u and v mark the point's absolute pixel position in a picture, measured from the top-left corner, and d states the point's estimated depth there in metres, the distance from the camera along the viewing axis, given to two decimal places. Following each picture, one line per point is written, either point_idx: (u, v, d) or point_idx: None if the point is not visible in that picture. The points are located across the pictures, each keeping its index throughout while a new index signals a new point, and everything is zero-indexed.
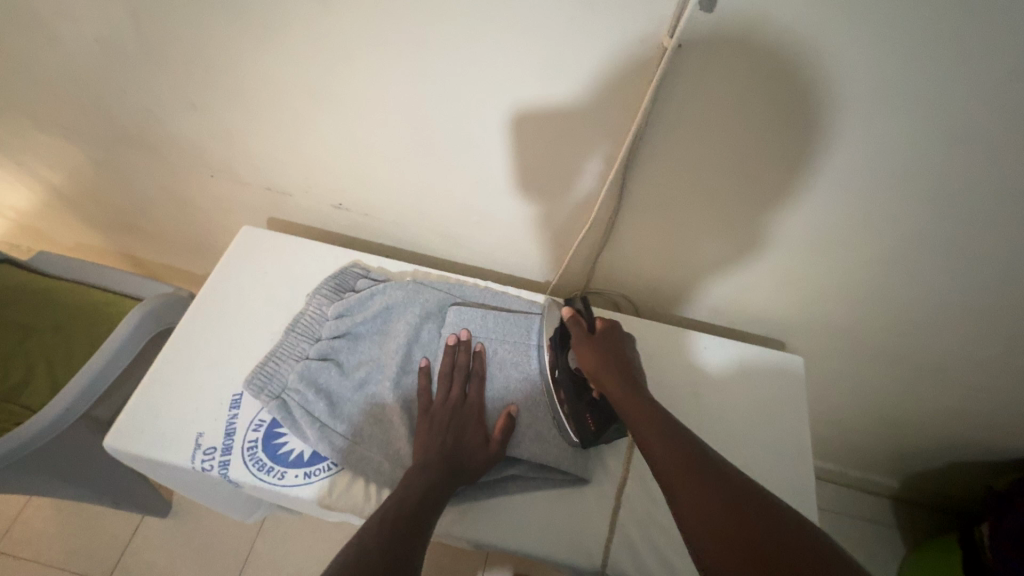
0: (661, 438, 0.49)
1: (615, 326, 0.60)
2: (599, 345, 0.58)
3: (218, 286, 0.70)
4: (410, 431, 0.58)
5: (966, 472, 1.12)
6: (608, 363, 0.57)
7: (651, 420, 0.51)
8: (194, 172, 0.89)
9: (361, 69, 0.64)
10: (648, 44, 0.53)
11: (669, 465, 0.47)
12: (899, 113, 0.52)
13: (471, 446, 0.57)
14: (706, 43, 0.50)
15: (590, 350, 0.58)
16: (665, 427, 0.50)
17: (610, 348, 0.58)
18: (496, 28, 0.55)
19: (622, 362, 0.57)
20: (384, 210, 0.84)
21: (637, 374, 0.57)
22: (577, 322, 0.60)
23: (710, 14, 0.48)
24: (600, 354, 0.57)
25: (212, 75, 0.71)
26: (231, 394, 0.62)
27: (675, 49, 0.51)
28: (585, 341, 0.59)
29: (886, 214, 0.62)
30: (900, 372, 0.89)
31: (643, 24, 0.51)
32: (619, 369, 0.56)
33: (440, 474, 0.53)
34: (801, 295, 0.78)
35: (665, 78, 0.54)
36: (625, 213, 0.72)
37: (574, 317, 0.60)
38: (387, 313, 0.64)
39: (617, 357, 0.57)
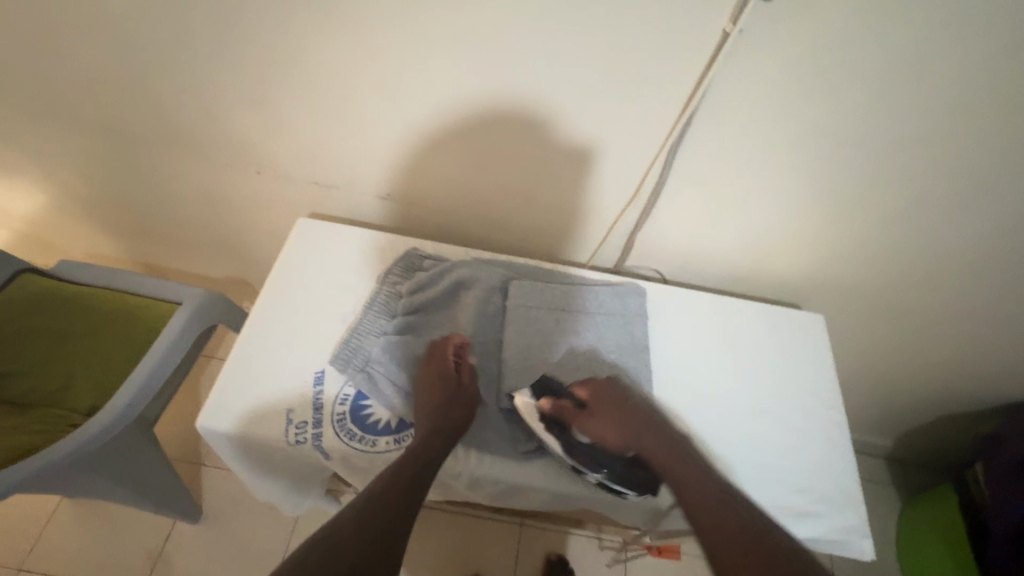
0: (701, 502, 0.55)
1: (597, 387, 0.63)
2: (601, 415, 0.62)
3: (284, 273, 0.74)
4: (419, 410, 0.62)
5: (956, 424, 1.22)
6: (623, 431, 0.61)
7: (685, 480, 0.57)
8: (239, 169, 0.91)
9: (426, 64, 0.67)
10: (709, 32, 0.58)
11: (713, 532, 0.52)
12: (918, 88, 0.60)
13: (457, 422, 0.59)
14: (759, 29, 0.57)
15: (599, 426, 0.61)
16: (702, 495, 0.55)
17: (609, 415, 0.62)
18: (566, 22, 0.59)
19: (635, 423, 0.62)
20: (430, 199, 0.88)
21: (652, 427, 0.62)
22: (561, 406, 0.61)
23: (769, 3, 0.54)
24: (609, 425, 0.61)
25: (274, 74, 0.73)
26: (312, 372, 0.66)
27: (734, 34, 0.57)
28: (588, 420, 0.61)
29: (900, 181, 0.71)
30: (902, 330, 0.98)
31: (707, 13, 0.56)
32: (635, 431, 0.61)
33: (411, 474, 0.54)
34: (818, 260, 0.86)
35: (720, 63, 0.60)
36: (664, 192, 0.78)
37: (557, 402, 0.61)
38: (455, 289, 0.68)
39: (625, 420, 0.62)
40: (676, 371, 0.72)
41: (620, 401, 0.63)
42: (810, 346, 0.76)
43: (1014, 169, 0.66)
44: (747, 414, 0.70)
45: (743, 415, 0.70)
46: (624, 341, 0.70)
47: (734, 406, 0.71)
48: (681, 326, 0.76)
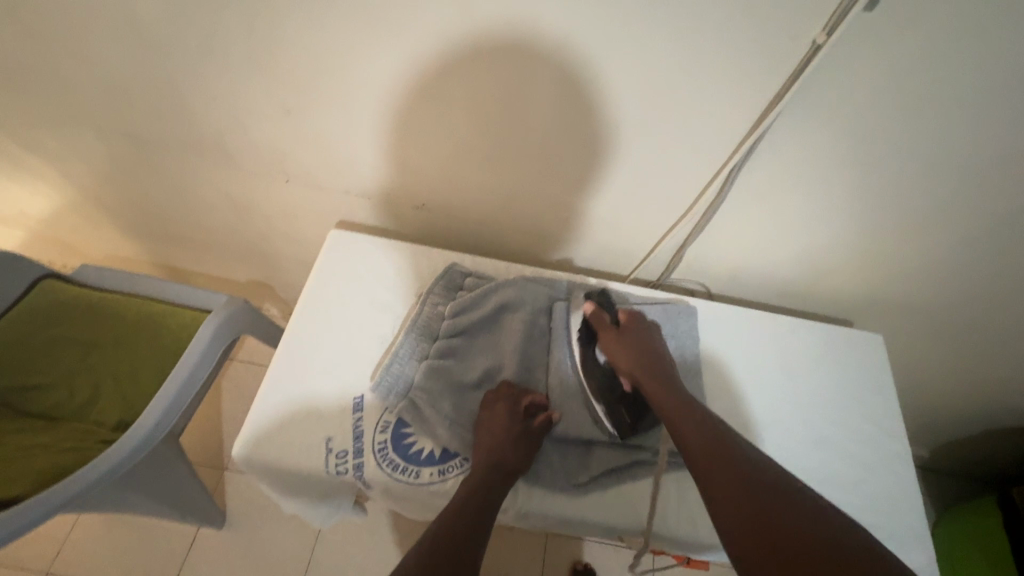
0: (692, 423, 0.52)
1: (637, 318, 0.64)
2: (626, 341, 0.62)
3: (318, 290, 0.70)
4: (468, 443, 0.59)
5: (1001, 441, 1.18)
6: (640, 359, 0.59)
7: (678, 409, 0.54)
8: (270, 176, 0.87)
9: (477, 74, 0.63)
10: (797, 43, 0.53)
11: (696, 447, 0.50)
12: (1019, 104, 0.55)
13: (513, 455, 0.56)
14: (850, 40, 0.52)
15: (617, 344, 0.61)
16: (696, 420, 0.52)
17: (635, 343, 0.61)
18: (639, 30, 0.55)
19: (649, 354, 0.60)
20: (468, 209, 0.85)
21: (664, 366, 0.60)
22: (600, 316, 0.64)
23: (869, 14, 0.50)
24: (625, 346, 0.61)
25: (314, 82, 0.69)
26: (351, 397, 0.63)
27: (826, 47, 0.52)
28: (612, 336, 0.62)
29: (984, 201, 0.66)
30: (957, 348, 0.93)
31: (796, 23, 0.51)
32: (646, 361, 0.59)
33: (473, 513, 0.50)
34: (878, 278, 0.81)
35: (802, 74, 0.56)
36: (722, 206, 0.73)
37: (598, 312, 0.64)
38: (501, 310, 0.65)
39: (643, 349, 0.61)
40: (731, 395, 0.69)
41: (647, 335, 0.62)
42: (872, 371, 0.72)
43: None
44: (807, 442, 0.67)
45: (803, 445, 0.66)
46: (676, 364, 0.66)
47: (794, 435, 0.67)
48: (734, 347, 0.72)
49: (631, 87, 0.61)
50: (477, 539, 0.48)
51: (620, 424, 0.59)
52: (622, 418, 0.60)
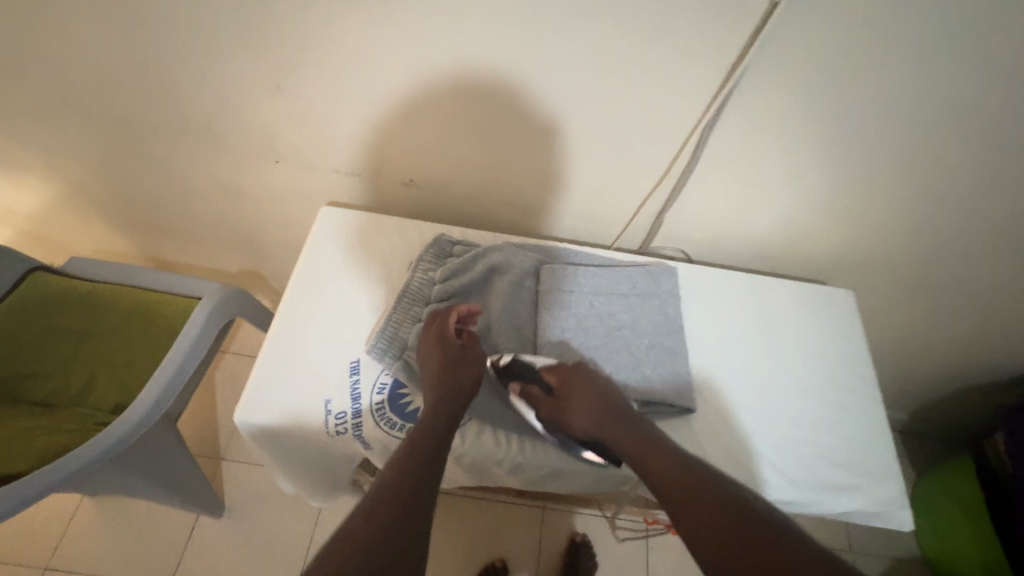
0: (661, 466, 0.52)
1: (565, 373, 0.60)
2: (568, 405, 0.59)
3: (311, 264, 0.73)
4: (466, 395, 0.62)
5: (973, 397, 1.24)
6: (594, 416, 0.58)
7: (650, 454, 0.53)
8: (257, 161, 0.89)
9: (452, 50, 0.66)
10: (755, 6, 0.56)
11: (671, 493, 0.50)
12: (956, 61, 0.59)
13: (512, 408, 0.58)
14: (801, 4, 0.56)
15: (565, 418, 0.59)
16: (669, 464, 0.52)
17: (580, 400, 0.59)
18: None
19: (596, 411, 0.58)
20: (453, 185, 0.87)
21: (614, 414, 0.58)
22: (529, 393, 0.60)
23: None
24: (575, 420, 0.58)
25: (295, 65, 0.71)
26: (348, 362, 0.65)
27: (781, 7, 0.56)
28: (555, 410, 0.60)
29: (941, 154, 0.70)
30: (925, 305, 0.98)
31: None
32: (598, 421, 0.58)
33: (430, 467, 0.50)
34: (847, 238, 0.85)
35: (761, 39, 0.59)
36: (695, 171, 0.77)
37: (525, 390, 0.60)
38: (490, 274, 0.67)
39: (588, 409, 0.58)
40: (713, 350, 0.72)
41: (583, 389, 0.59)
42: (842, 323, 0.76)
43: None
44: (785, 390, 0.70)
45: (779, 394, 0.70)
46: (658, 321, 0.70)
47: (770, 385, 0.70)
48: (713, 305, 0.75)
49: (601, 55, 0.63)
50: (429, 480, 0.49)
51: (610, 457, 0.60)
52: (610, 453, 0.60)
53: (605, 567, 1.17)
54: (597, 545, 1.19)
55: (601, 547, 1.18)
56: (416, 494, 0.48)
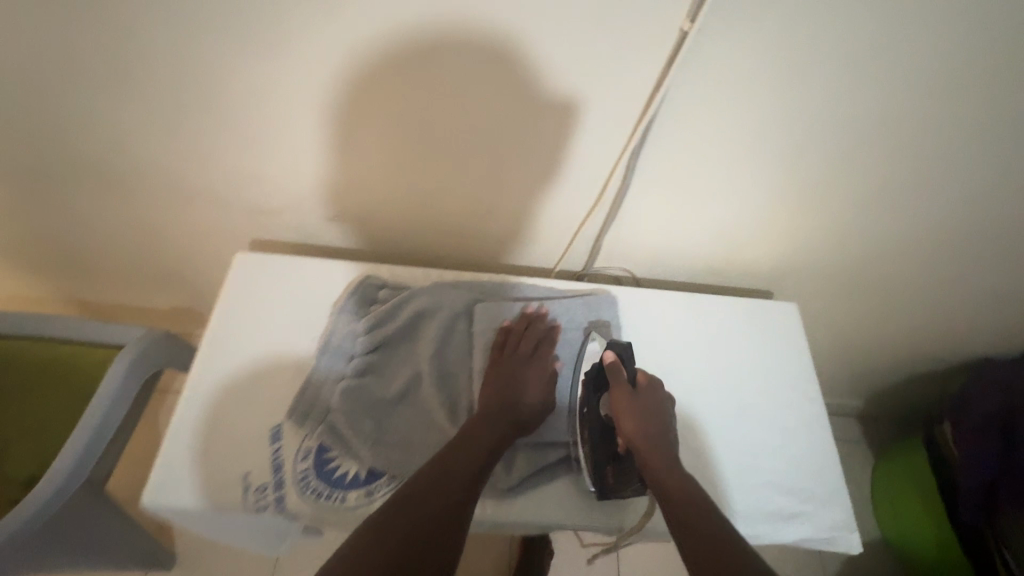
0: (662, 467, 0.56)
1: (654, 383, 0.64)
2: (638, 404, 0.61)
3: (225, 320, 0.67)
4: (408, 444, 0.58)
5: (921, 383, 1.26)
6: (647, 424, 0.60)
7: (661, 463, 0.57)
8: (166, 201, 0.82)
9: (358, 84, 0.61)
10: (669, 31, 0.55)
11: (666, 485, 0.55)
12: (872, 74, 0.58)
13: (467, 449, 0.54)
14: (713, 26, 0.54)
15: (626, 404, 0.61)
16: (669, 463, 0.57)
17: (649, 407, 0.61)
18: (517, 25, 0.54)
19: (657, 423, 0.60)
20: (380, 218, 0.81)
21: (666, 436, 0.60)
22: (619, 371, 0.63)
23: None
24: (635, 411, 0.60)
25: (191, 104, 0.65)
26: (268, 428, 0.60)
27: (693, 33, 0.54)
28: (625, 395, 0.61)
29: (871, 161, 0.69)
30: (868, 302, 0.99)
31: (662, 13, 0.53)
32: (652, 429, 0.59)
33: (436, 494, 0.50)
34: (787, 247, 0.84)
35: (679, 61, 0.57)
36: (627, 194, 0.74)
37: (617, 367, 0.63)
38: (418, 319, 0.63)
39: (651, 418, 0.60)
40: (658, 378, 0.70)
41: (660, 404, 0.62)
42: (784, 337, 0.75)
43: (980, 143, 0.66)
44: (733, 412, 0.69)
45: (725, 419, 0.68)
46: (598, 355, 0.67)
47: (715, 410, 0.69)
48: (657, 329, 0.73)
49: (517, 87, 0.60)
50: (451, 512, 0.49)
51: (602, 483, 0.58)
52: (604, 474, 0.59)
53: None
54: (565, 563, 1.17)
55: (569, 564, 1.17)
56: (443, 503, 0.49)
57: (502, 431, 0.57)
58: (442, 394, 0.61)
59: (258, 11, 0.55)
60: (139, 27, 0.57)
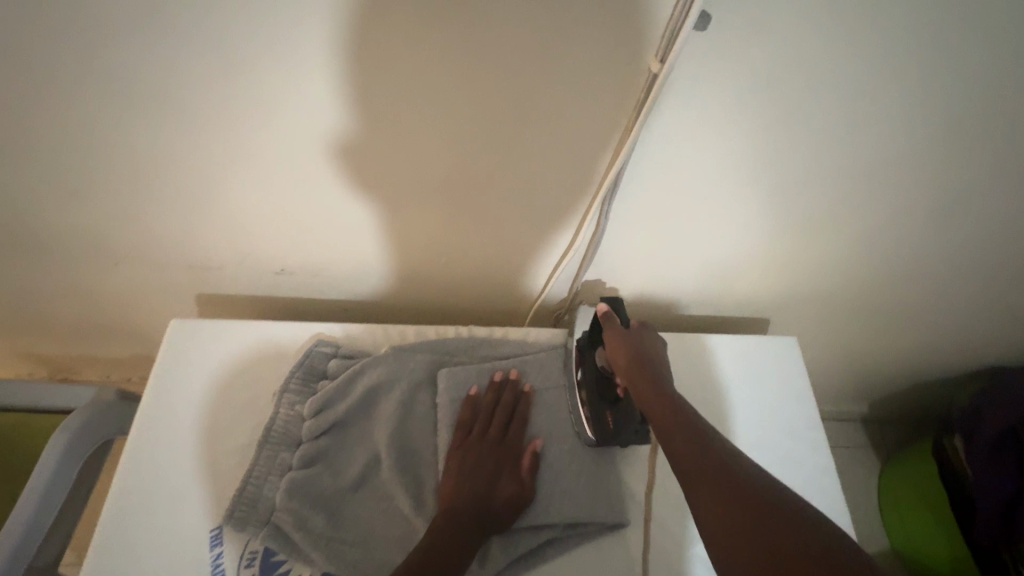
0: (686, 443, 0.43)
1: (649, 325, 0.57)
2: (634, 346, 0.54)
3: (161, 403, 0.59)
4: (369, 540, 0.51)
5: (925, 391, 1.21)
6: (643, 371, 0.52)
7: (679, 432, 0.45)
8: (98, 260, 0.74)
9: (296, 132, 0.55)
10: (636, 67, 0.49)
11: (692, 467, 0.42)
12: (868, 94, 0.52)
13: (439, 547, 0.48)
14: (688, 53, 0.48)
15: (619, 347, 0.54)
16: (689, 439, 0.44)
17: (646, 350, 0.54)
18: (469, 64, 0.48)
19: (655, 365, 0.52)
20: (334, 271, 0.73)
21: (668, 380, 0.51)
22: (610, 317, 0.57)
23: (703, 31, 0.46)
24: (629, 352, 0.53)
25: (111, 158, 0.58)
26: (207, 530, 0.52)
27: (664, 75, 0.48)
28: (618, 338, 0.55)
29: (870, 184, 0.63)
30: (872, 321, 0.93)
31: (630, 43, 0.47)
32: (651, 374, 0.51)
33: None
34: (784, 275, 0.78)
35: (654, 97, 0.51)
36: (604, 237, 0.67)
37: (608, 314, 0.57)
38: (373, 394, 0.56)
39: (650, 363, 0.53)
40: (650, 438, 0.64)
41: (656, 345, 0.55)
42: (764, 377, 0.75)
43: (987, 159, 0.61)
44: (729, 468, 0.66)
45: None
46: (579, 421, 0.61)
47: None
48: None
49: (473, 137, 0.55)
50: None
51: (601, 429, 0.57)
52: (603, 419, 0.57)
53: None
54: None
55: None
56: None
57: (476, 517, 0.51)
58: (404, 479, 0.54)
59: (178, 60, 0.48)
60: (41, 82, 0.50)
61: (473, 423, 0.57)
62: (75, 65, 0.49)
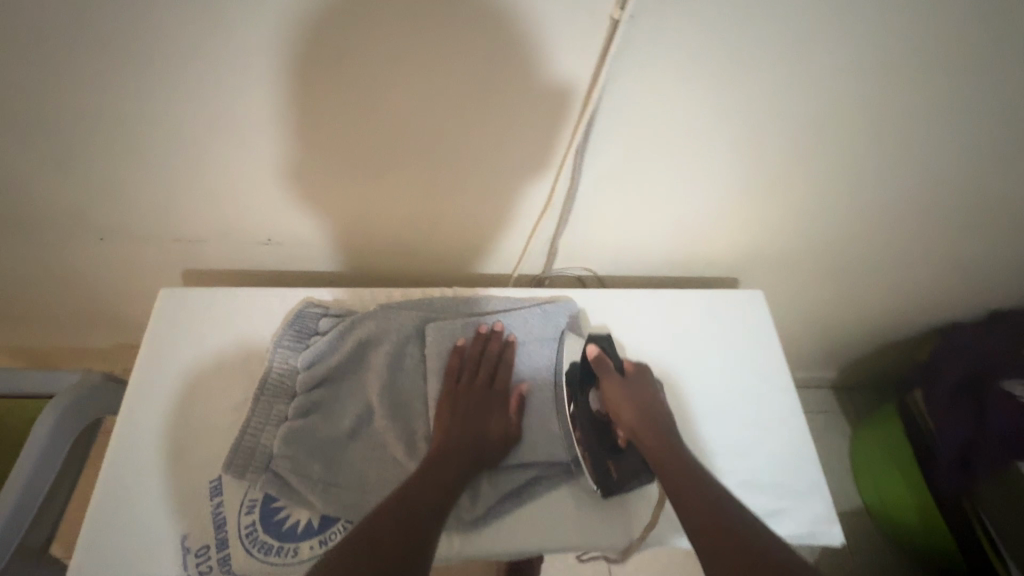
0: (698, 502, 0.49)
1: (643, 369, 0.62)
2: (628, 389, 0.60)
3: (153, 367, 0.61)
4: (366, 485, 0.54)
5: (890, 352, 1.28)
6: (641, 415, 0.57)
7: (691, 488, 0.51)
8: (78, 239, 0.74)
9: (270, 93, 0.55)
10: (597, 19, 0.51)
11: (701, 525, 0.48)
12: (816, 50, 0.56)
13: (434, 484, 0.51)
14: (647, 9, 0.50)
15: (618, 392, 0.59)
16: (703, 498, 0.50)
17: (642, 395, 0.59)
18: (436, 24, 0.50)
19: (655, 414, 0.58)
20: (319, 239, 0.75)
21: (668, 427, 0.57)
22: (604, 363, 0.61)
23: None
24: (627, 399, 0.59)
25: (89, 131, 0.58)
26: (206, 482, 0.54)
27: (624, 21, 0.51)
28: (616, 384, 0.60)
29: (824, 140, 0.67)
30: (834, 280, 0.98)
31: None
32: (651, 422, 0.57)
33: (402, 521, 0.47)
34: (749, 234, 0.82)
35: (617, 48, 0.54)
36: (578, 194, 0.71)
37: (602, 359, 0.61)
38: (364, 348, 0.59)
39: (648, 407, 0.58)
40: None
41: (649, 388, 0.61)
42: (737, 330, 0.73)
43: (927, 115, 0.65)
44: (700, 413, 0.66)
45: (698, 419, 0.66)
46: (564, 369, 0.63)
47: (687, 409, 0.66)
48: (621, 334, 0.70)
49: (444, 95, 0.56)
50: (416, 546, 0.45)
51: (604, 477, 0.57)
52: (605, 469, 0.57)
53: None
54: None
55: None
56: (415, 540, 0.46)
57: (467, 458, 0.54)
58: (397, 426, 0.56)
59: (149, 24, 0.49)
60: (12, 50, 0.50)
61: (460, 373, 0.60)
62: (45, 32, 0.49)
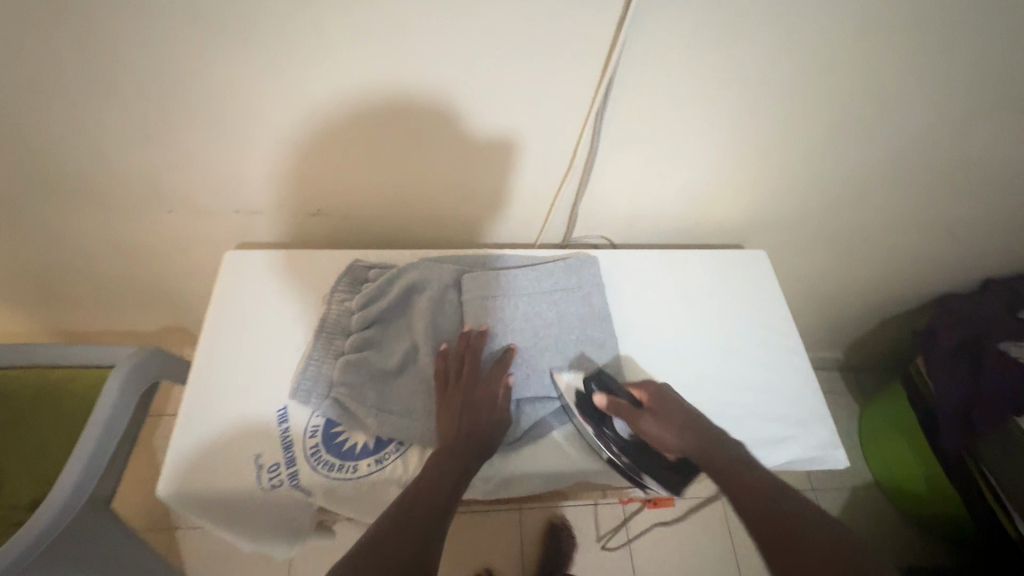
0: (749, 493, 0.49)
1: (655, 390, 0.63)
2: (659, 419, 0.60)
3: (223, 319, 0.68)
4: (414, 412, 0.60)
5: (893, 327, 1.33)
6: (687, 437, 0.58)
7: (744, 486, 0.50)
8: (143, 215, 0.81)
9: (318, 71, 0.61)
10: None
11: (756, 518, 0.47)
12: (810, 25, 0.62)
13: (471, 418, 0.58)
14: None
15: (650, 426, 0.59)
16: (757, 491, 0.49)
17: (673, 416, 0.60)
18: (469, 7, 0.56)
19: (696, 426, 0.58)
20: (360, 208, 0.83)
21: (710, 433, 0.57)
22: (618, 404, 0.62)
23: None
24: (665, 429, 0.59)
25: (161, 114, 0.65)
26: (274, 411, 0.62)
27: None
28: (644, 419, 0.60)
29: (820, 110, 0.73)
30: (836, 247, 1.04)
31: None
32: (697, 435, 0.57)
33: (436, 468, 0.54)
34: (754, 200, 0.89)
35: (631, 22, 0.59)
36: (597, 160, 0.77)
37: (615, 402, 0.62)
38: (409, 294, 0.67)
39: (686, 420, 0.59)
40: (646, 330, 0.73)
41: (674, 405, 0.61)
42: (743, 283, 0.80)
43: (915, 85, 0.71)
44: (714, 356, 0.73)
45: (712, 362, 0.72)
46: (584, 314, 0.70)
47: (701, 353, 0.72)
48: (639, 287, 0.77)
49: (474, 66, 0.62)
50: (449, 494, 0.52)
51: (669, 482, 0.59)
52: (668, 476, 0.60)
53: (590, 553, 1.17)
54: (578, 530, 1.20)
55: (581, 534, 1.19)
56: (449, 491, 0.52)
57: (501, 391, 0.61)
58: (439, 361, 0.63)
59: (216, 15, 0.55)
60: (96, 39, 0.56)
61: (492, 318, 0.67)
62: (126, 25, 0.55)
